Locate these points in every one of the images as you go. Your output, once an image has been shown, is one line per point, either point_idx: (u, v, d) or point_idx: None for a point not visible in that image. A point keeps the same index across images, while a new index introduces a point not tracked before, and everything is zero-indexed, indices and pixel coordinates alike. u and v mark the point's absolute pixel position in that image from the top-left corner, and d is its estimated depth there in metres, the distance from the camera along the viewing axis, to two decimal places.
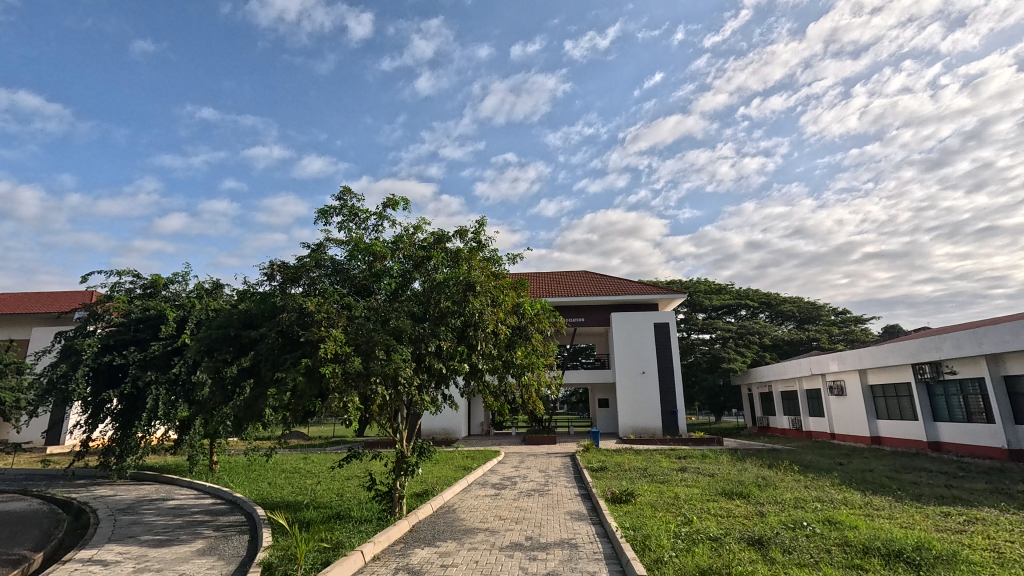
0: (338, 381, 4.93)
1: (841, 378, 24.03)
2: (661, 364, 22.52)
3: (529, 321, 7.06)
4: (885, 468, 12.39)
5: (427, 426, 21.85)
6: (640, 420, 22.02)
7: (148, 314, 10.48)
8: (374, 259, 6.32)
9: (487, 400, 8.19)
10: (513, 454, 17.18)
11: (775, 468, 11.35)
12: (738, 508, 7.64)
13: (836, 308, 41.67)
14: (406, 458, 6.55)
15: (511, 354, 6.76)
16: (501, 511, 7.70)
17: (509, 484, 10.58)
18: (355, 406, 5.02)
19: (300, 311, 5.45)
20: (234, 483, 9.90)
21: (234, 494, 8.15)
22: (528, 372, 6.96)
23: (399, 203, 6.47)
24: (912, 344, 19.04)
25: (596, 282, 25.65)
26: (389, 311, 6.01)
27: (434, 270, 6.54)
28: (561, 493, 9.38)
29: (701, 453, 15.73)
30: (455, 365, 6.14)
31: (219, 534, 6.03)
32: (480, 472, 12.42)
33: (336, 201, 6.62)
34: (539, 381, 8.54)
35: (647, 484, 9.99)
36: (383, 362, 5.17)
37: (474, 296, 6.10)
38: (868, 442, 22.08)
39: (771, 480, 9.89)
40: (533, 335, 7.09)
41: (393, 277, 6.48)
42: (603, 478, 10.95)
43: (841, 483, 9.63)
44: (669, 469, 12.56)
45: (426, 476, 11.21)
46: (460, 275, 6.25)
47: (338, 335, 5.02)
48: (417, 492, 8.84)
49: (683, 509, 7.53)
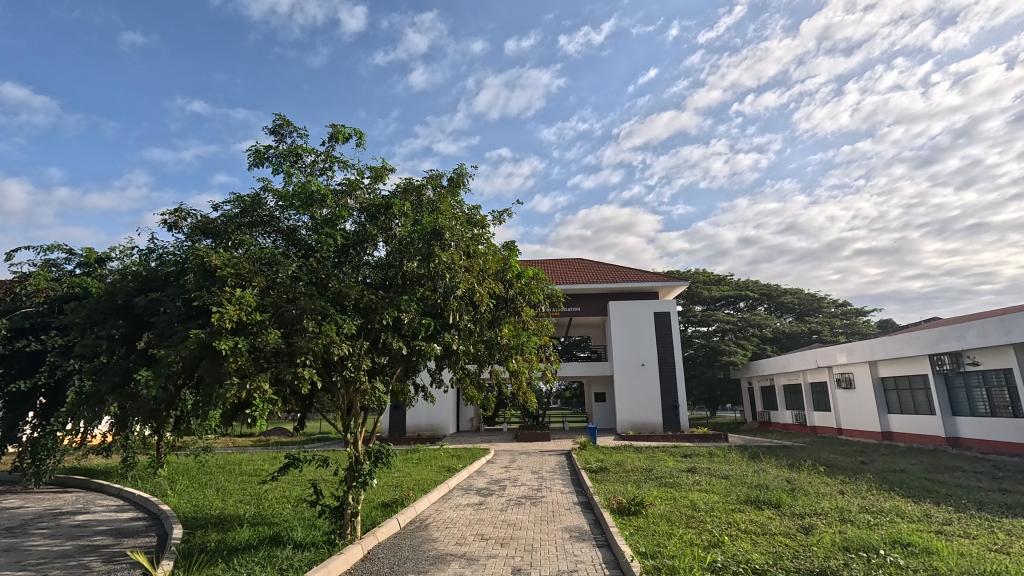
0: (243, 360, 3.41)
1: (850, 371, 22.87)
2: (661, 355, 21.21)
3: (519, 292, 5.63)
4: (917, 468, 11.12)
5: (413, 421, 20.43)
6: (639, 415, 20.72)
7: (68, 293, 8.56)
8: (315, 208, 4.85)
9: (468, 393, 6.77)
10: (504, 453, 15.84)
11: (798, 470, 10.05)
12: (773, 522, 6.20)
13: (838, 300, 40.57)
14: (360, 464, 5.14)
15: (495, 333, 5.34)
16: (484, 526, 6.31)
17: (496, 488, 9.21)
18: (266, 397, 3.40)
19: (205, 267, 3.94)
20: (173, 490, 8.43)
21: (160, 506, 6.71)
22: (517, 356, 5.54)
23: (349, 136, 5.00)
24: (930, 334, 17.85)
25: (593, 269, 24.28)
26: (334, 274, 4.52)
27: (396, 222, 5.09)
28: (557, 501, 8.00)
29: (709, 451, 14.47)
30: (422, 345, 4.69)
31: (108, 567, 4.57)
32: (465, 474, 11.02)
33: (271, 134, 5.15)
34: (531, 368, 7.13)
35: (656, 490, 8.63)
36: (312, 334, 3.67)
37: (446, 252, 4.67)
38: (879, 438, 20.95)
39: (801, 484, 8.55)
40: (524, 310, 5.66)
41: (343, 233, 5.00)
42: (605, 482, 9.58)
43: (881, 487, 8.31)
44: (676, 470, 11.28)
45: (401, 481, 9.80)
46: (425, 226, 4.78)
47: (246, 297, 3.49)
48: (385, 502, 7.44)
49: (708, 524, 6.17)
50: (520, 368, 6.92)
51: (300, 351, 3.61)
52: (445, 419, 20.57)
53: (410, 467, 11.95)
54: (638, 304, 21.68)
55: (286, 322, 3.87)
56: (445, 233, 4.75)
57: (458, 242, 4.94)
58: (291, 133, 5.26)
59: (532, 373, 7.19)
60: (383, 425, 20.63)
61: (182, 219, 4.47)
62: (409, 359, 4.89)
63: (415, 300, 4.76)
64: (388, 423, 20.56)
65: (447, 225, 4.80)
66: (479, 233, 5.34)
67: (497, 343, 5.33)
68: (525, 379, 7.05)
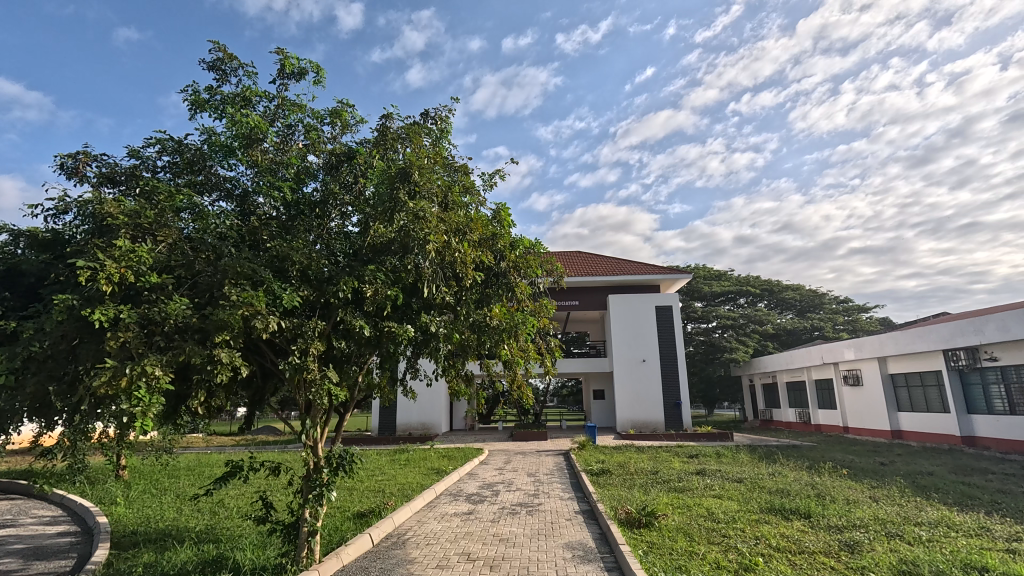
0: (131, 337, 2.47)
1: (857, 367, 22.08)
2: (663, 350, 20.36)
3: (513, 266, 4.73)
4: (944, 471, 10.28)
5: (404, 420, 19.55)
6: (639, 413, 19.87)
7: None
8: (259, 154, 3.92)
9: (454, 385, 5.85)
10: (498, 453, 14.96)
11: (818, 472, 9.21)
12: (809, 538, 5.33)
13: (840, 297, 39.82)
14: (318, 474, 4.23)
15: (483, 313, 4.45)
16: (471, 543, 5.42)
17: (488, 494, 8.32)
18: (164, 387, 2.47)
19: (97, 219, 2.97)
20: (124, 498, 7.49)
21: (96, 520, 5.80)
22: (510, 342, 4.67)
23: (304, 69, 4.08)
24: (945, 328, 17.04)
25: (593, 261, 23.37)
26: (280, 236, 3.59)
27: (361, 175, 4.19)
28: (556, 510, 7.11)
29: (716, 451, 13.64)
30: (391, 327, 3.81)
31: None
32: (455, 477, 10.13)
33: (207, 68, 4.19)
34: (528, 359, 6.22)
35: (665, 496, 7.74)
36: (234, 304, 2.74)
37: (418, 206, 3.79)
38: (888, 437, 20.18)
39: (827, 491, 7.68)
40: (519, 287, 4.75)
41: (297, 190, 4.05)
42: (609, 487, 8.71)
43: (918, 494, 7.45)
44: (684, 472, 10.45)
45: (383, 487, 8.88)
46: (392, 177, 3.88)
47: (141, 251, 2.56)
48: (361, 513, 6.54)
49: (733, 540, 5.28)
50: (516, 356, 6.01)
51: (214, 327, 2.69)
52: (438, 409, 19.87)
53: (395, 469, 11.08)
54: (639, 297, 20.81)
55: (201, 292, 2.98)
56: (417, 182, 3.87)
57: (434, 199, 4.07)
58: (235, 70, 4.33)
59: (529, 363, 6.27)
60: (372, 423, 19.73)
61: (83, 164, 3.51)
62: (375, 344, 4.00)
63: (382, 270, 3.86)
64: (377, 421, 19.65)
65: (419, 172, 3.93)
66: (462, 191, 4.46)
67: (487, 325, 4.43)
68: (520, 370, 6.14)
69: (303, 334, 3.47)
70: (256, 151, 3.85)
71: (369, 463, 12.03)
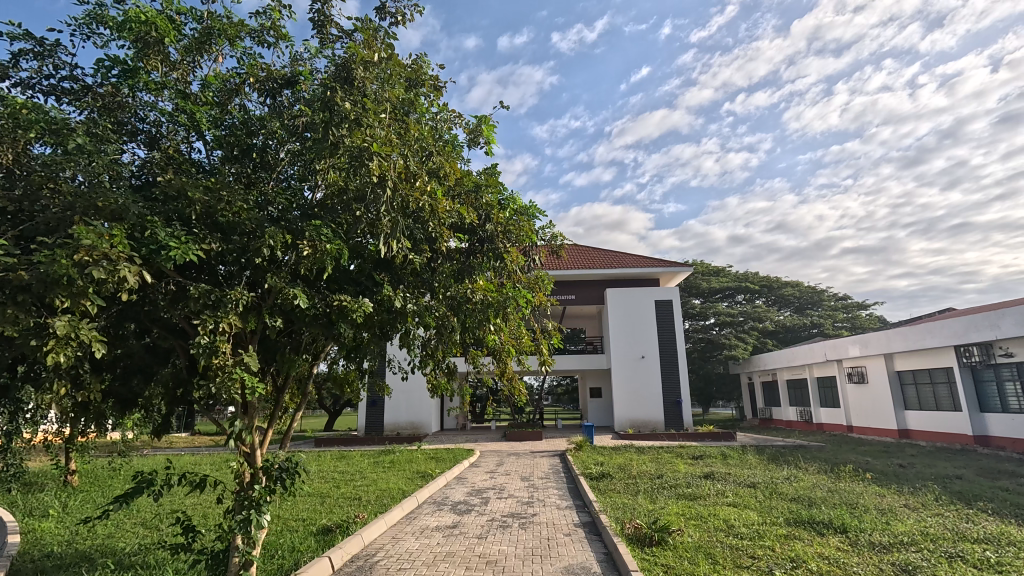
0: None
1: (863, 364, 21.38)
2: (663, 346, 19.55)
3: (500, 230, 3.86)
4: (972, 473, 9.52)
5: (393, 419, 18.66)
6: (638, 412, 19.05)
7: None
8: (168, 76, 3.04)
9: (434, 379, 5.00)
10: (491, 454, 14.10)
11: (839, 477, 8.39)
12: (853, 559, 4.51)
13: (840, 294, 39.16)
14: (249, 492, 3.30)
15: (462, 286, 3.60)
16: (453, 567, 4.54)
17: (477, 502, 7.46)
18: None
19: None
20: (59, 508, 6.55)
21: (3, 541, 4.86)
22: (496, 322, 3.84)
23: None
24: (958, 323, 16.32)
25: (590, 254, 22.50)
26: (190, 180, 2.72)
27: (303, 103, 3.26)
28: (553, 522, 6.25)
29: (721, 452, 12.83)
30: (340, 300, 2.98)
31: None
32: (441, 481, 9.26)
33: None
34: (521, 348, 5.36)
35: (676, 506, 6.87)
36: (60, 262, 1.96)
37: (364, 117, 2.99)
38: (895, 436, 19.49)
39: (856, 498, 6.88)
40: (508, 254, 3.89)
41: (226, 124, 3.16)
42: (611, 493, 7.86)
43: (959, 502, 6.66)
44: (691, 476, 9.61)
45: (361, 495, 7.97)
46: (326, 86, 3.01)
47: None
48: (327, 527, 5.64)
49: (764, 562, 4.43)
50: (507, 345, 5.15)
51: (46, 285, 2.00)
52: (428, 402, 18.91)
53: (378, 474, 10.18)
54: (638, 291, 19.97)
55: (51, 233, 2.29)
56: (368, 102, 3.03)
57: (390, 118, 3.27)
58: None
59: (523, 353, 5.41)
60: (359, 422, 18.80)
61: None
62: (322, 325, 3.15)
63: (327, 226, 3.03)
64: (364, 420, 18.72)
65: (367, 85, 3.11)
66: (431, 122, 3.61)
67: (467, 301, 3.58)
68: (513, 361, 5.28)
69: (220, 306, 2.61)
70: (155, 62, 2.91)
71: (351, 467, 11.14)
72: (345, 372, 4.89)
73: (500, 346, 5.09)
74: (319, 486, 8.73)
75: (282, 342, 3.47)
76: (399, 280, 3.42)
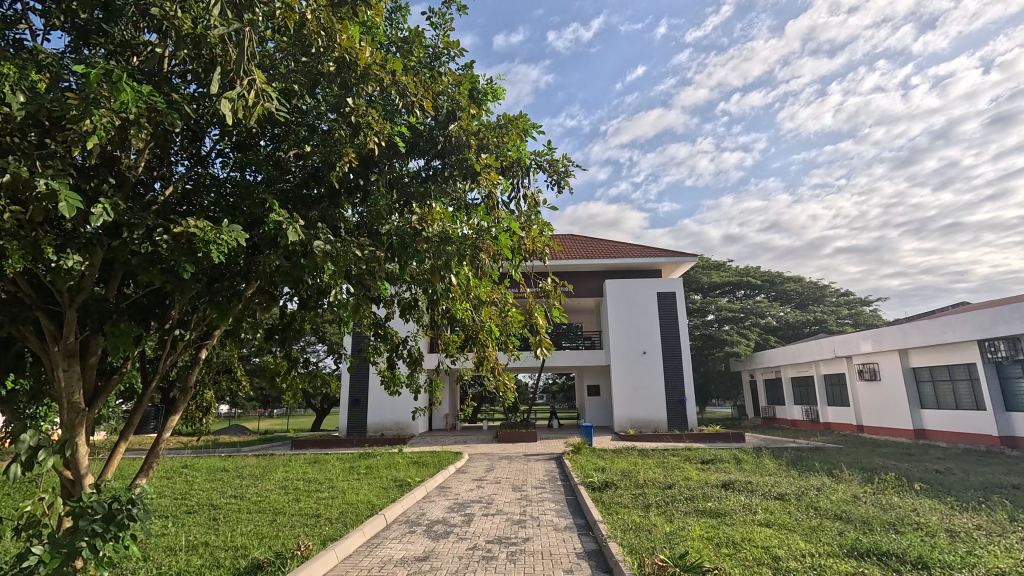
0: None
1: (875, 361, 20.33)
2: (666, 342, 18.35)
3: (468, 137, 3.45)
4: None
5: (377, 420, 17.40)
6: (640, 411, 17.86)
7: None
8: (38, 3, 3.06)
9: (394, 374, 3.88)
10: (481, 458, 12.86)
11: (880, 488, 7.24)
12: None
13: (842, 289, 38.13)
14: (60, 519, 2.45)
15: (410, 224, 2.75)
16: None
17: (457, 521, 6.25)
18: None
19: None
20: None
21: None
22: (467, 272, 2.97)
23: None
24: (983, 317, 15.25)
25: (588, 244, 21.24)
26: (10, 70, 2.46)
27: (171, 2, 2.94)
28: (551, 551, 5.04)
29: (734, 456, 11.65)
30: (188, 224, 1.92)
31: None
32: (419, 492, 8.05)
33: None
34: (510, 331, 4.13)
35: (698, 528, 5.66)
36: None
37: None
38: (911, 436, 18.44)
39: (912, 516, 5.75)
40: (477, 163, 3.41)
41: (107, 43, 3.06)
42: (618, 508, 6.68)
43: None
44: (705, 485, 8.43)
45: (320, 511, 6.74)
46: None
47: None
48: (258, 563, 4.35)
49: None
50: (490, 326, 3.96)
51: None
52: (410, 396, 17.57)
53: (350, 483, 8.98)
54: (639, 282, 18.76)
55: None
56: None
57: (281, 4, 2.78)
58: None
59: (512, 339, 4.17)
60: (340, 422, 17.54)
61: None
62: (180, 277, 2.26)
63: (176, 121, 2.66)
64: (346, 421, 17.48)
65: None
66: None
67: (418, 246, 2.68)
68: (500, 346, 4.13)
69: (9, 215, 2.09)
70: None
71: (322, 474, 9.95)
72: (273, 363, 4.05)
73: (478, 328, 3.92)
74: (276, 499, 7.51)
75: (154, 308, 2.70)
76: (325, 217, 2.90)
